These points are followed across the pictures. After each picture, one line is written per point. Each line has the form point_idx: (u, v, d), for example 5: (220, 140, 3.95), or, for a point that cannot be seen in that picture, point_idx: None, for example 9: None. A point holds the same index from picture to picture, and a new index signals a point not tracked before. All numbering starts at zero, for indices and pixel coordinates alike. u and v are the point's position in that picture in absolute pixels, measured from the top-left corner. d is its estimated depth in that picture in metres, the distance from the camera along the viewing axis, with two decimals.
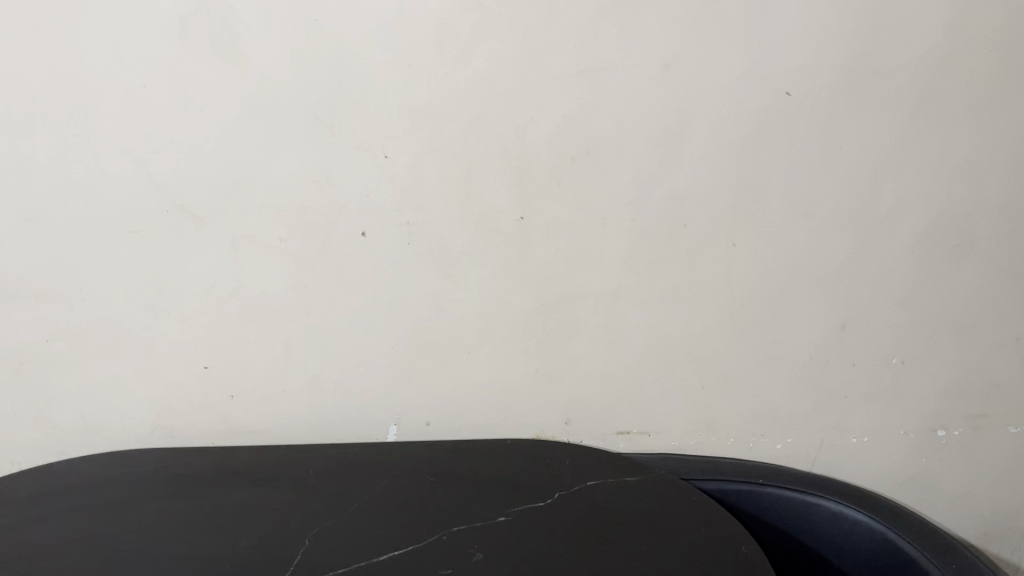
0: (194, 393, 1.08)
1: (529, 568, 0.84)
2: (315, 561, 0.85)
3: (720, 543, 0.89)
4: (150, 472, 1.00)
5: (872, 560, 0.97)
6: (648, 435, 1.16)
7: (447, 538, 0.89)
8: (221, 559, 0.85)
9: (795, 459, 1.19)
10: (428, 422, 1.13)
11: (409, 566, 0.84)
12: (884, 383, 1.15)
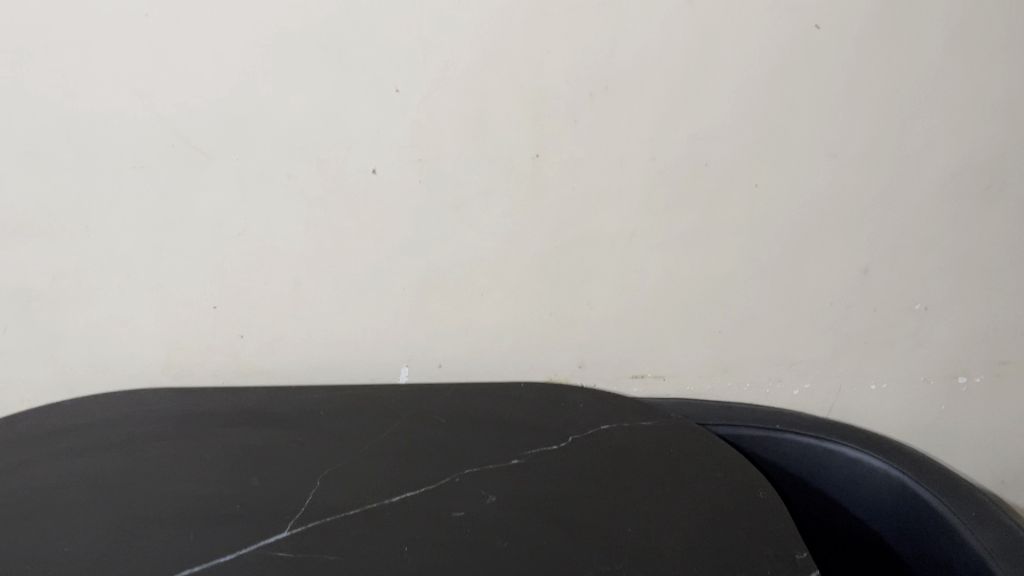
0: (203, 332, 1.07)
1: (543, 513, 0.84)
2: (326, 503, 0.84)
3: (738, 489, 0.88)
4: (162, 412, 1.00)
5: (887, 507, 0.96)
6: (662, 380, 1.16)
7: (460, 480, 0.89)
8: (232, 498, 0.85)
9: (811, 405, 1.18)
10: (440, 366, 1.12)
11: (420, 509, 0.84)
12: (906, 329, 1.13)
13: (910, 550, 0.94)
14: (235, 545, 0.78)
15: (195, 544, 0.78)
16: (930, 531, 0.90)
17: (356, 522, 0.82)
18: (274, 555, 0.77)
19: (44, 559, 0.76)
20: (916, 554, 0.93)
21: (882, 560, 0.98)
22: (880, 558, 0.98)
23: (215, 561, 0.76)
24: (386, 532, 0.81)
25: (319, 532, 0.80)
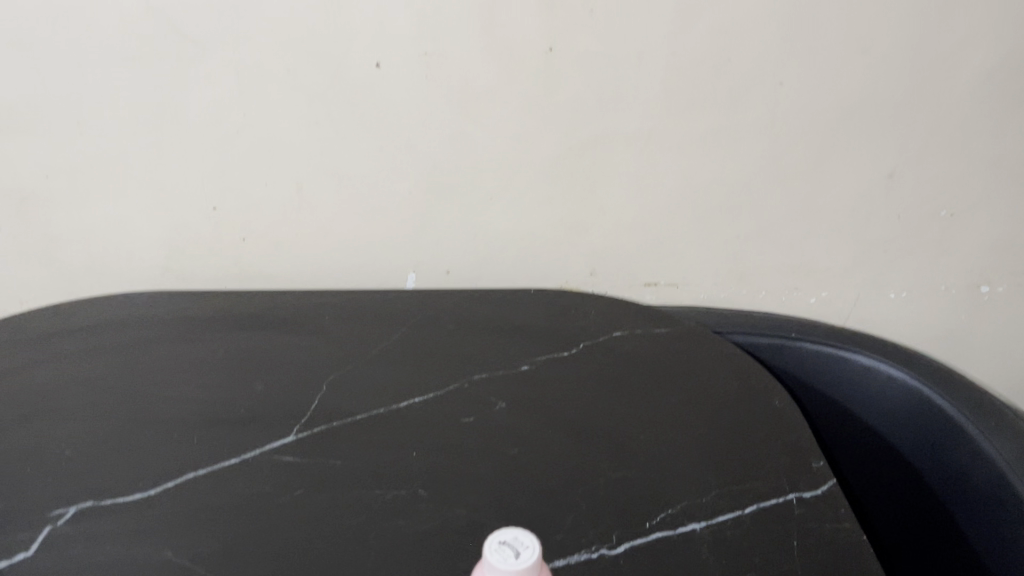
0: (203, 235, 1.04)
1: (554, 421, 0.82)
2: (333, 408, 0.83)
3: (752, 397, 0.86)
4: (164, 314, 0.98)
5: (903, 417, 0.94)
6: (676, 288, 1.13)
7: (468, 386, 0.87)
8: (237, 402, 0.83)
9: (827, 314, 1.15)
10: (448, 272, 1.10)
11: (428, 415, 0.82)
12: (930, 235, 1.09)
13: (923, 459, 0.93)
14: (241, 450, 0.77)
15: (199, 449, 0.77)
16: (948, 442, 0.89)
17: (363, 427, 0.80)
18: (280, 460, 0.76)
19: (46, 464, 0.75)
20: (930, 464, 0.92)
21: (892, 468, 0.97)
22: (890, 466, 0.97)
23: (219, 466, 0.75)
24: (393, 438, 0.79)
25: (326, 437, 0.79)
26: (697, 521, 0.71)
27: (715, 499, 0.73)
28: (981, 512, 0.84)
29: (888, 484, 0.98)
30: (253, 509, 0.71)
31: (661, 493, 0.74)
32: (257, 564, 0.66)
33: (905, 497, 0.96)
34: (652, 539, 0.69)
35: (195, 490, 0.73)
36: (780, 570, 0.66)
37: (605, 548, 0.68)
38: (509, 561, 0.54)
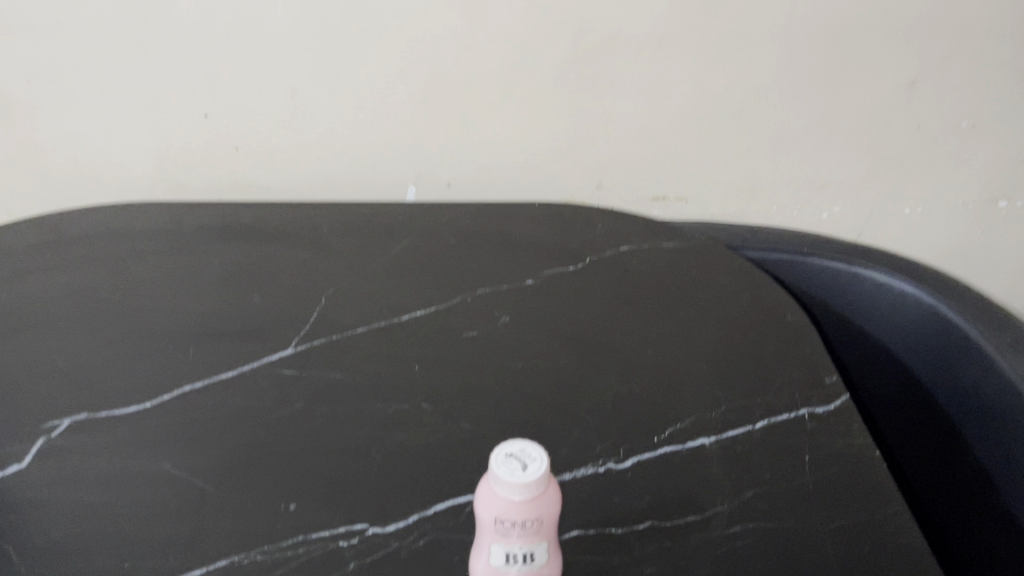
0: (194, 144, 1.00)
1: (559, 335, 0.80)
2: (332, 322, 0.80)
3: (763, 311, 0.83)
4: (155, 223, 0.94)
5: (915, 334, 0.92)
6: (684, 202, 1.10)
7: (471, 300, 0.84)
8: (233, 315, 0.81)
9: (839, 229, 1.12)
10: (449, 185, 1.06)
11: (429, 329, 0.80)
12: (949, 147, 1.05)
13: (933, 374, 0.91)
14: (239, 364, 0.75)
15: (195, 361, 0.75)
16: (961, 359, 0.86)
17: (364, 341, 0.78)
18: (279, 374, 0.74)
19: (38, 376, 0.73)
20: (942, 381, 0.90)
21: (902, 384, 0.96)
22: (900, 382, 0.96)
23: (216, 379, 0.74)
24: (394, 352, 0.77)
25: (326, 351, 0.77)
26: (707, 436, 0.70)
27: (725, 414, 0.71)
28: (997, 428, 0.83)
29: (898, 400, 0.96)
30: (252, 422, 0.70)
31: (670, 407, 0.72)
32: (258, 478, 0.65)
33: (914, 412, 0.95)
34: (660, 454, 0.68)
35: (192, 403, 0.71)
36: (791, 485, 0.65)
37: (612, 463, 0.67)
38: (516, 474, 0.52)
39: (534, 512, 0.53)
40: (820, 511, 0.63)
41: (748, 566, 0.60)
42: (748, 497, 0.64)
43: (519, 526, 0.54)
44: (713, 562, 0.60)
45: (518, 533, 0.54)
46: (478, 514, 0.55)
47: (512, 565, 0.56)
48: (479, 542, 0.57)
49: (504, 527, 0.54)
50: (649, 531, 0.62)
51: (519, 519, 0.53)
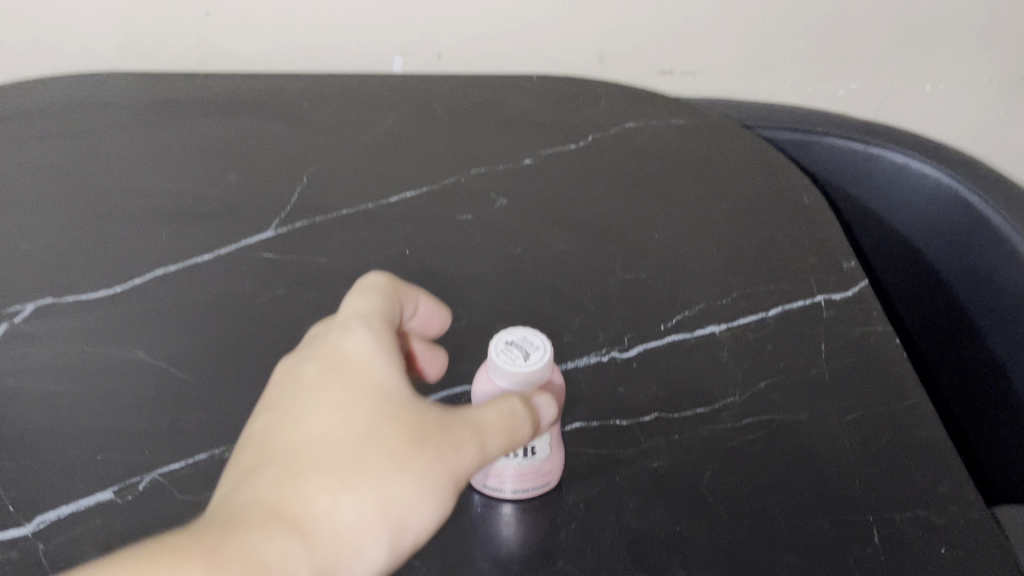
0: (159, 7, 0.91)
1: (559, 217, 0.74)
2: (315, 200, 0.75)
3: (779, 192, 0.78)
4: (116, 90, 0.86)
5: (934, 220, 0.85)
6: (693, 76, 1.02)
7: (465, 182, 0.77)
8: (207, 194, 0.75)
9: (855, 107, 1.06)
10: (439, 55, 0.98)
11: (420, 209, 0.74)
12: (978, 17, 0.97)
13: (951, 264, 0.85)
14: (216, 246, 0.70)
15: (168, 243, 0.70)
16: (984, 248, 0.80)
17: (349, 222, 0.73)
18: (259, 258, 0.69)
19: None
20: (960, 270, 0.84)
21: (914, 272, 0.90)
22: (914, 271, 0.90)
23: (192, 263, 0.68)
24: (383, 233, 0.72)
25: (309, 234, 0.71)
26: (717, 324, 0.65)
27: (736, 301, 0.67)
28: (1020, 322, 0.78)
29: (908, 289, 0.91)
30: (232, 309, 0.65)
31: (677, 294, 0.68)
32: (240, 366, 0.61)
33: (924, 301, 0.89)
34: (666, 343, 0.64)
35: (166, 288, 0.66)
36: (806, 375, 0.62)
37: (616, 352, 0.64)
38: (519, 363, 0.48)
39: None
40: (836, 403, 0.60)
41: (759, 460, 0.57)
42: (761, 388, 0.61)
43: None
44: (723, 456, 0.57)
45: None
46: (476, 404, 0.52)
47: (510, 459, 0.53)
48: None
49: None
50: (656, 423, 0.59)
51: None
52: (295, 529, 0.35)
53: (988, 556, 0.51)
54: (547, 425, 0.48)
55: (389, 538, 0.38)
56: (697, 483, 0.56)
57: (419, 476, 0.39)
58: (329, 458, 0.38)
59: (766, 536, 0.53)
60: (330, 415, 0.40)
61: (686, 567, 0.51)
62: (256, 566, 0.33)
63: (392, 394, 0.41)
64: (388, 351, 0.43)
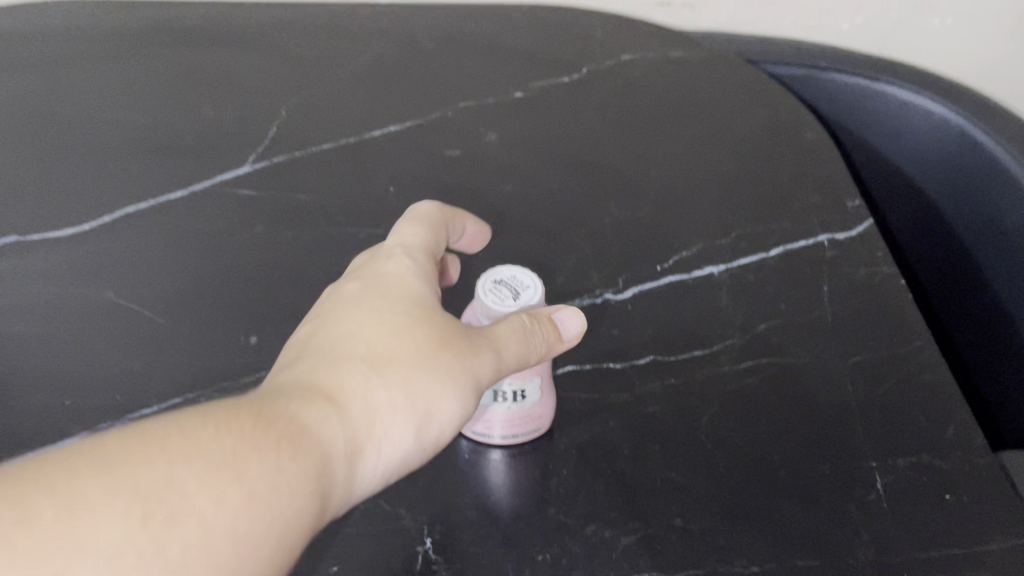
0: None
1: (552, 153, 0.71)
2: (295, 135, 0.71)
3: (781, 126, 0.74)
4: (84, 16, 0.81)
5: (945, 162, 0.79)
6: (691, 9, 0.98)
7: (453, 116, 0.73)
8: (181, 128, 0.71)
9: (861, 42, 1.01)
10: None
11: (405, 144, 0.71)
12: None
13: (964, 211, 0.79)
14: (191, 183, 0.67)
15: (140, 179, 0.67)
16: (997, 192, 0.74)
17: (330, 158, 0.69)
18: (236, 195, 0.66)
19: None
20: (973, 216, 0.78)
21: (921, 215, 0.84)
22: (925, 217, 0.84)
23: (165, 200, 0.65)
24: (365, 170, 0.69)
25: (288, 170, 0.68)
26: (716, 265, 0.63)
27: (736, 241, 0.64)
28: None
29: (916, 232, 0.85)
30: (207, 248, 0.62)
31: (674, 234, 0.65)
32: (215, 308, 0.58)
33: (931, 245, 0.84)
34: (663, 284, 0.62)
35: (138, 227, 0.63)
36: (808, 317, 0.59)
37: (610, 294, 0.61)
38: (509, 303, 0.47)
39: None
40: (839, 346, 0.57)
41: (759, 404, 0.55)
42: (761, 331, 0.58)
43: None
44: (721, 401, 0.55)
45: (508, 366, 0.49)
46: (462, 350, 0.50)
47: (500, 403, 0.51)
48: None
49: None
50: (651, 367, 0.57)
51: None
52: (331, 404, 0.37)
53: (1000, 498, 0.49)
54: (574, 339, 0.47)
55: (417, 423, 0.39)
56: (694, 428, 0.53)
57: (444, 376, 0.40)
58: (365, 347, 0.39)
59: (766, 483, 0.51)
60: (366, 315, 0.41)
61: (683, 515, 0.49)
62: (299, 425, 0.35)
63: (425, 299, 0.43)
64: (419, 267, 0.45)
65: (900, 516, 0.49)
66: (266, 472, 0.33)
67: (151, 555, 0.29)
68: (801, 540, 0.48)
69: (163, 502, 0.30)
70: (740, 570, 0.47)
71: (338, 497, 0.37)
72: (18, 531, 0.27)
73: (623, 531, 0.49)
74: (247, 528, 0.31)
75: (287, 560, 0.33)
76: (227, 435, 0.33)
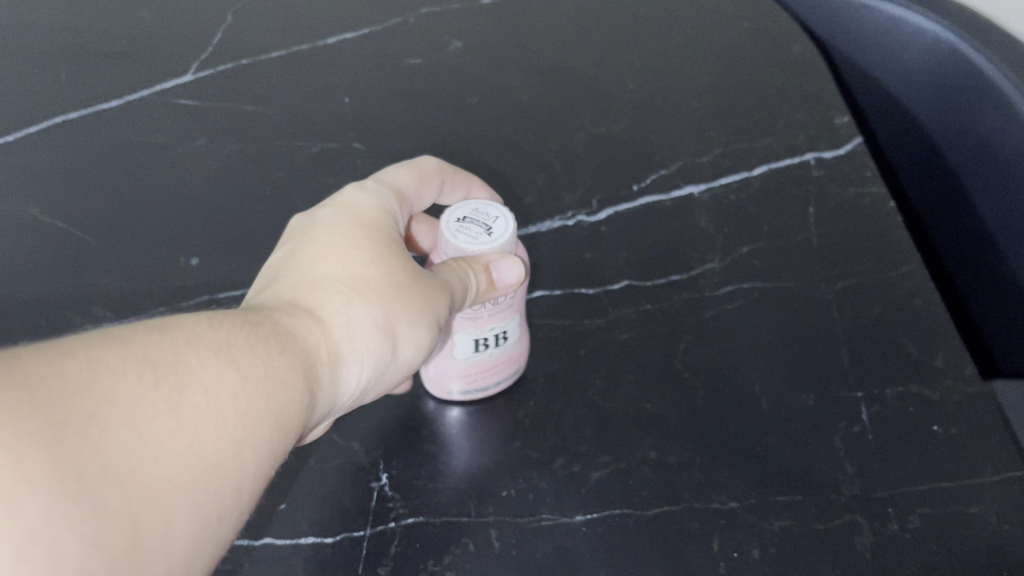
0: None
1: (523, 63, 0.66)
2: (242, 41, 0.65)
3: (767, 37, 0.69)
4: None
5: (932, 86, 0.69)
6: None
7: (415, 23, 0.67)
8: (116, 31, 0.65)
9: None
10: None
11: (362, 52, 0.65)
12: None
13: (954, 139, 0.70)
14: (126, 91, 0.61)
15: (68, 84, 0.61)
16: (984, 115, 0.64)
17: (280, 67, 0.63)
18: (175, 104, 0.60)
19: None
20: (961, 143, 0.69)
21: (915, 147, 0.75)
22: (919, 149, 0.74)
23: (96, 110, 0.60)
24: (319, 79, 0.63)
25: (232, 78, 0.62)
26: (696, 184, 0.59)
27: (717, 160, 0.60)
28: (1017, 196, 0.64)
29: (914, 168, 0.76)
30: (146, 163, 0.57)
31: (652, 152, 0.60)
32: (154, 228, 0.54)
33: (923, 176, 0.75)
34: (640, 206, 0.58)
35: (67, 138, 0.58)
36: (795, 240, 0.55)
37: (582, 216, 0.57)
38: (481, 242, 0.42)
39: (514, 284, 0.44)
40: (825, 270, 0.54)
41: (743, 330, 0.51)
42: (743, 255, 0.55)
43: (491, 305, 0.45)
44: (701, 329, 0.52)
45: (489, 312, 0.46)
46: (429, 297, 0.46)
47: (484, 352, 0.47)
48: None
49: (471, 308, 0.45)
50: (626, 292, 0.54)
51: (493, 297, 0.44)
52: (311, 319, 0.35)
53: (994, 431, 0.46)
54: (511, 288, 0.42)
55: (393, 343, 0.37)
56: (672, 357, 0.50)
57: (414, 308, 0.38)
58: (338, 270, 0.38)
59: (747, 415, 0.48)
60: (339, 240, 0.39)
61: (659, 448, 0.46)
62: (286, 329, 0.34)
63: (392, 227, 0.41)
64: (390, 196, 0.43)
65: (887, 449, 0.46)
66: (260, 359, 0.32)
67: (165, 414, 0.27)
68: (782, 475, 0.45)
69: (172, 370, 0.28)
70: (717, 505, 0.44)
71: (319, 407, 0.35)
72: (38, 372, 0.25)
73: (593, 466, 0.46)
74: (250, 406, 0.30)
75: (281, 453, 0.32)
76: (220, 326, 0.31)
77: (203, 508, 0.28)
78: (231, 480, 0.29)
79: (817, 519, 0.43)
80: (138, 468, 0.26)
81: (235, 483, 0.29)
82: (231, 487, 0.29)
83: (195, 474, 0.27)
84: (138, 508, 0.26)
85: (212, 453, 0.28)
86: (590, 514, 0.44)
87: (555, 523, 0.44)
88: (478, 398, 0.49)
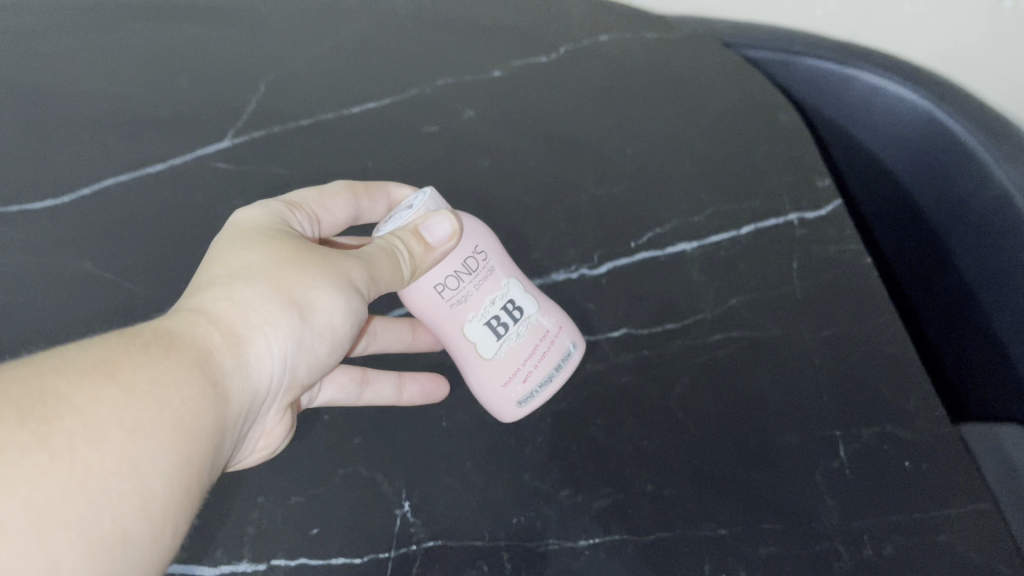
0: None
1: (532, 128, 0.70)
2: (272, 109, 0.70)
3: (762, 98, 0.72)
4: None
5: (912, 154, 0.75)
6: None
7: (431, 92, 0.72)
8: (158, 97, 0.71)
9: None
10: None
11: (383, 121, 0.70)
12: None
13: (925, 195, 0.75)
14: (168, 155, 0.67)
15: (115, 151, 0.68)
16: (963, 183, 0.70)
17: (308, 135, 0.69)
18: (213, 168, 0.67)
19: None
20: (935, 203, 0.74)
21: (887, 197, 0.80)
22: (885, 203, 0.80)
23: (143, 173, 0.66)
24: (344, 146, 0.69)
25: (266, 146, 0.68)
26: (689, 241, 0.63)
27: (709, 220, 0.64)
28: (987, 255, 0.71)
29: (883, 215, 0.81)
30: (187, 221, 0.64)
31: (649, 210, 0.65)
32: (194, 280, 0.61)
33: (893, 230, 0.81)
34: (637, 261, 0.63)
35: (116, 198, 0.65)
36: (780, 291, 0.60)
37: (585, 268, 0.63)
38: (406, 217, 0.49)
39: (465, 246, 0.51)
40: (809, 319, 0.58)
41: (734, 374, 0.56)
42: (732, 305, 0.60)
43: (466, 275, 0.51)
44: (693, 373, 0.57)
45: (473, 283, 0.51)
46: (426, 313, 0.52)
47: (507, 333, 0.52)
48: (463, 364, 0.53)
49: (453, 289, 0.51)
50: (626, 339, 0.59)
51: (457, 263, 0.50)
52: (208, 323, 0.40)
53: (959, 467, 0.50)
54: (445, 241, 0.49)
55: (299, 311, 0.43)
56: (667, 399, 0.55)
57: (313, 274, 0.44)
58: (224, 269, 0.43)
59: (735, 451, 0.52)
60: (225, 254, 0.44)
61: (655, 481, 0.51)
62: (167, 334, 0.38)
63: (281, 230, 0.47)
64: (284, 206, 0.50)
65: (861, 482, 0.50)
66: (138, 369, 0.35)
67: (35, 448, 0.30)
68: (767, 505, 0.50)
69: (35, 404, 0.31)
70: (707, 534, 0.49)
71: (234, 394, 0.40)
72: None
73: (595, 497, 0.51)
74: (132, 420, 0.34)
75: (183, 454, 0.35)
76: (95, 350, 0.35)
77: (93, 529, 0.31)
78: (124, 495, 0.32)
79: (798, 547, 0.49)
80: (13, 511, 0.29)
81: (131, 497, 0.33)
82: (131, 500, 0.33)
83: (78, 501, 0.31)
84: (18, 552, 0.28)
85: (99, 478, 0.32)
86: (593, 539, 0.50)
87: (561, 548, 0.50)
88: (546, 386, 0.53)
